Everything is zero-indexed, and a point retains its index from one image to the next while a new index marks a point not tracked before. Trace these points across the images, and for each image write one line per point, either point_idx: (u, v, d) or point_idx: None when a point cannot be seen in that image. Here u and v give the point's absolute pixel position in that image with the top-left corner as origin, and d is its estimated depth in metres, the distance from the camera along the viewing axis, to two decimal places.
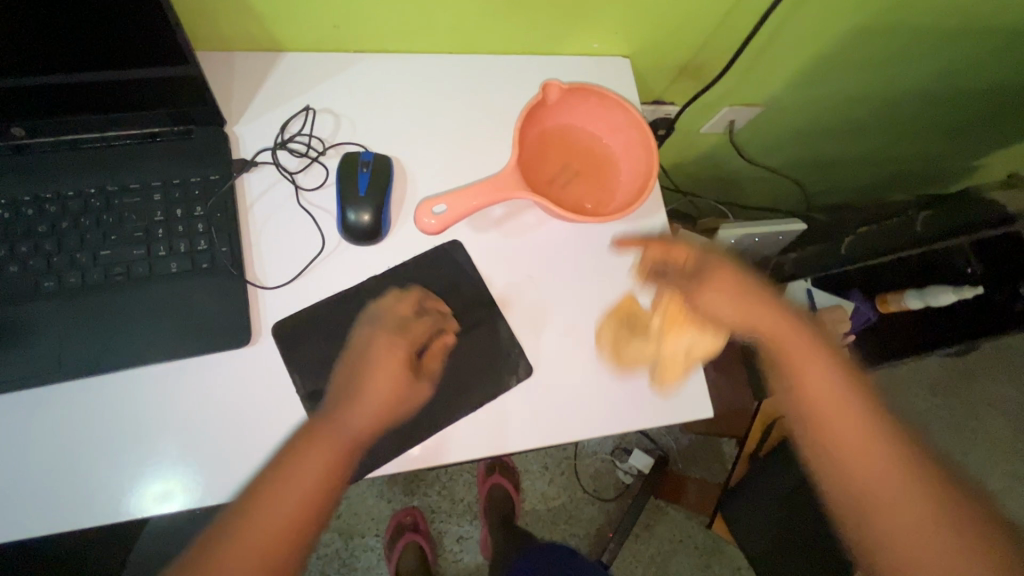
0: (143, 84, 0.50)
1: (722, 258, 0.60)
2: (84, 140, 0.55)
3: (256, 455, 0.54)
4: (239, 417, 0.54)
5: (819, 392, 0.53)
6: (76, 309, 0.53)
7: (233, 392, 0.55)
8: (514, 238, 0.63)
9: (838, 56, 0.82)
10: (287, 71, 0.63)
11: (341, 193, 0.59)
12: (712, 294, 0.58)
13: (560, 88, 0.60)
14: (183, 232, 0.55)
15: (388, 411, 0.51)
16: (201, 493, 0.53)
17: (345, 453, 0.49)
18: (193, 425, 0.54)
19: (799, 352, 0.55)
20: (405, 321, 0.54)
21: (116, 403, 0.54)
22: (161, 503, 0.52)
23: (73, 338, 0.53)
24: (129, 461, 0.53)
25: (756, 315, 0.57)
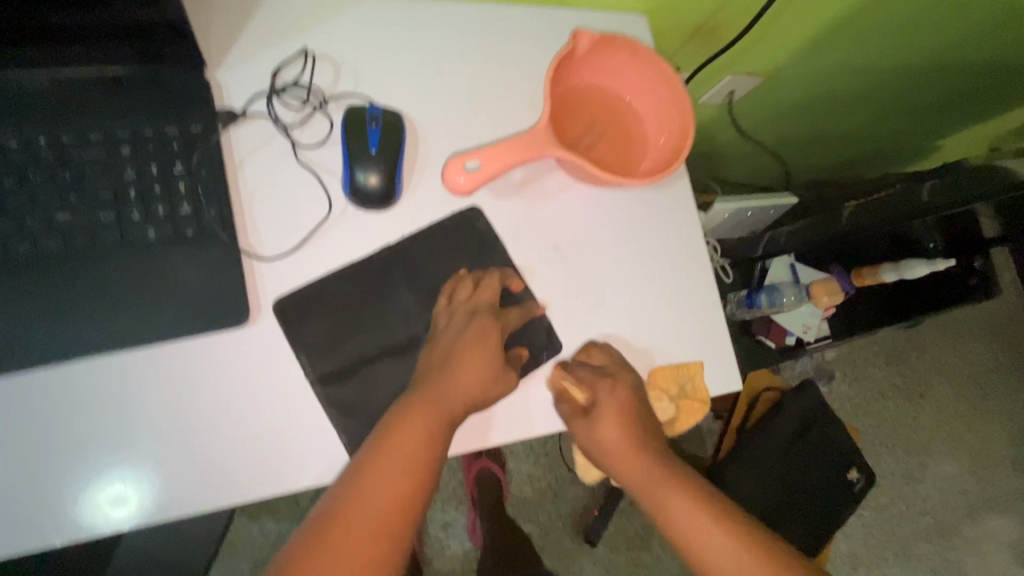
0: (112, 20, 0.42)
1: (611, 383, 0.54)
2: (31, 80, 0.45)
3: (242, 448, 0.47)
4: (219, 406, 0.47)
5: (677, 523, 0.50)
6: (12, 289, 0.43)
7: (210, 390, 0.47)
8: (538, 205, 0.57)
9: (853, 26, 0.77)
10: (276, 10, 0.54)
11: (348, 151, 0.51)
12: (601, 435, 0.54)
13: (590, 38, 0.55)
14: (161, 194, 0.46)
15: (482, 395, 0.49)
16: (162, 502, 0.46)
17: (446, 424, 0.47)
18: (156, 417, 0.46)
19: (652, 489, 0.52)
20: (492, 303, 0.52)
21: (60, 396, 0.45)
22: (115, 506, 0.45)
23: (16, 322, 0.43)
24: (78, 458, 0.45)
25: (629, 457, 0.53)
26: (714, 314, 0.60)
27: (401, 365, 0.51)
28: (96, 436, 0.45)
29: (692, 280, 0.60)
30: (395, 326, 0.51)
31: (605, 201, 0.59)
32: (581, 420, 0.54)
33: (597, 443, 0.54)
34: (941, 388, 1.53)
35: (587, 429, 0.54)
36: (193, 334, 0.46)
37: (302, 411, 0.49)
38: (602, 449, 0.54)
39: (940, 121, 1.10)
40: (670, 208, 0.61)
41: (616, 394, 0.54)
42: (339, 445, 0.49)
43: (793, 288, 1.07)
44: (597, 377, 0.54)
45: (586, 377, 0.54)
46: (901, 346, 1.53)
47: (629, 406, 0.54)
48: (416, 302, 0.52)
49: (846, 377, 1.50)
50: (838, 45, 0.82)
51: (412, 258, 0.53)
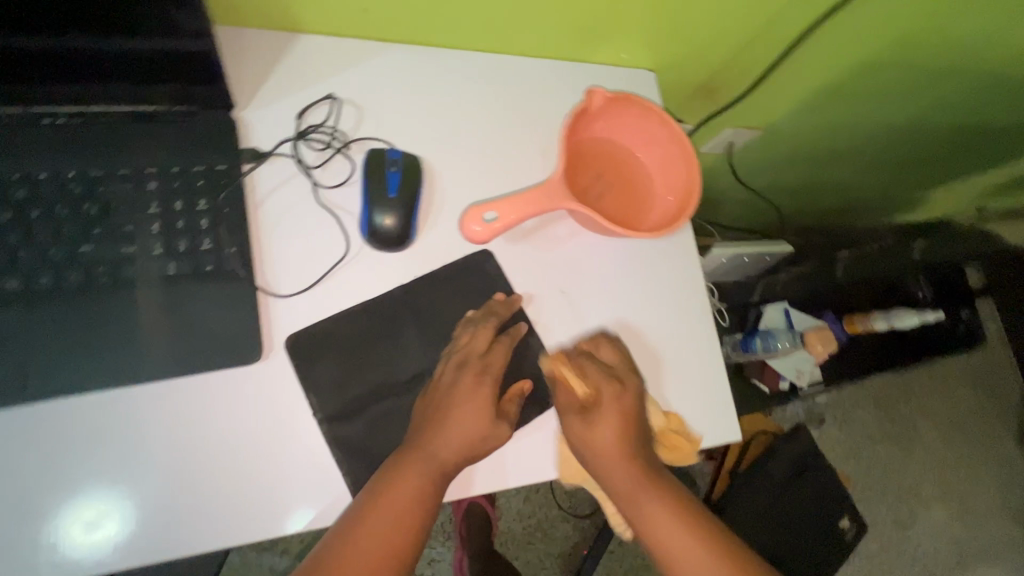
0: (149, 61, 0.44)
1: (619, 383, 0.53)
2: (63, 114, 0.46)
3: (228, 483, 0.47)
4: (206, 436, 0.47)
5: (661, 534, 0.50)
6: (19, 320, 0.43)
7: (198, 426, 0.47)
8: (547, 252, 0.58)
9: (848, 90, 0.81)
10: (304, 55, 0.57)
11: (367, 194, 0.53)
12: (599, 435, 0.51)
13: (605, 95, 0.57)
14: (183, 229, 0.47)
15: (480, 443, 0.49)
16: (137, 530, 0.45)
17: (439, 476, 0.47)
18: (137, 445, 0.46)
19: (639, 499, 0.51)
20: (487, 349, 0.52)
21: (45, 422, 0.45)
22: (88, 533, 0.44)
23: (20, 352, 0.43)
24: (53, 484, 0.44)
25: (621, 464, 0.51)
26: (716, 364, 0.62)
27: (409, 406, 0.51)
28: (68, 470, 0.45)
29: (693, 331, 0.62)
30: (404, 364, 0.52)
31: (612, 250, 0.61)
32: (578, 416, 0.52)
33: (592, 441, 0.51)
34: (929, 436, 1.54)
35: (582, 427, 0.52)
36: (193, 371, 0.46)
37: (304, 450, 0.48)
38: (596, 450, 0.51)
39: (928, 177, 1.15)
40: (674, 260, 0.63)
41: (621, 395, 0.52)
42: (341, 486, 0.49)
43: (787, 334, 1.09)
44: (600, 377, 0.53)
45: (597, 373, 0.53)
46: (891, 393, 1.55)
47: (632, 407, 0.53)
48: (425, 343, 0.53)
49: (836, 422, 1.50)
50: (833, 105, 0.86)
51: (424, 299, 0.54)
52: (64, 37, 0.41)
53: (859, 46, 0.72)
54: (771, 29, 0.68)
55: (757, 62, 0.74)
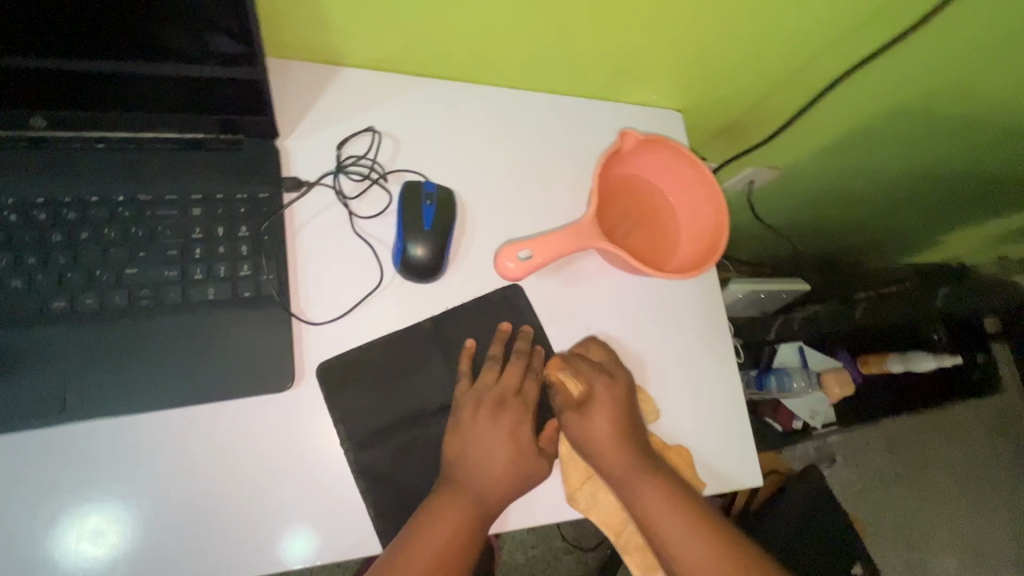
0: (201, 92, 0.45)
1: (609, 377, 0.55)
2: (115, 140, 0.48)
3: (240, 502, 0.47)
4: (224, 454, 0.47)
5: (654, 517, 0.51)
6: (57, 337, 0.44)
7: (209, 446, 0.47)
8: (575, 288, 0.59)
9: (871, 136, 0.83)
10: (346, 87, 0.58)
11: (402, 225, 0.54)
12: (594, 424, 0.53)
13: (637, 137, 0.59)
14: (224, 255, 0.48)
15: (517, 481, 0.50)
16: (142, 544, 0.45)
17: (481, 521, 0.48)
18: (156, 461, 0.46)
19: (633, 481, 0.52)
20: (518, 387, 0.53)
21: (71, 435, 0.45)
22: (93, 542, 0.44)
23: (55, 370, 0.44)
24: (68, 492, 0.44)
25: (618, 451, 0.53)
26: (738, 407, 0.61)
27: (434, 438, 0.51)
28: (75, 483, 0.45)
29: (716, 373, 0.62)
30: (430, 396, 0.52)
31: (639, 287, 0.61)
32: (573, 411, 0.54)
33: (586, 434, 0.53)
34: (942, 481, 1.51)
35: (578, 421, 0.53)
36: (226, 394, 0.47)
37: (328, 480, 0.48)
38: (592, 443, 0.53)
39: (947, 220, 1.15)
40: (699, 300, 0.63)
41: (612, 388, 0.54)
42: (361, 517, 0.48)
43: (803, 373, 1.09)
44: (589, 376, 0.54)
45: (584, 371, 0.54)
46: (905, 435, 1.52)
47: (623, 398, 0.54)
48: (451, 374, 0.53)
49: (848, 463, 1.48)
50: (855, 151, 0.87)
51: (451, 330, 0.54)
52: (125, 61, 0.42)
53: (881, 97, 0.73)
54: (799, 77, 0.70)
55: (783, 106, 0.75)
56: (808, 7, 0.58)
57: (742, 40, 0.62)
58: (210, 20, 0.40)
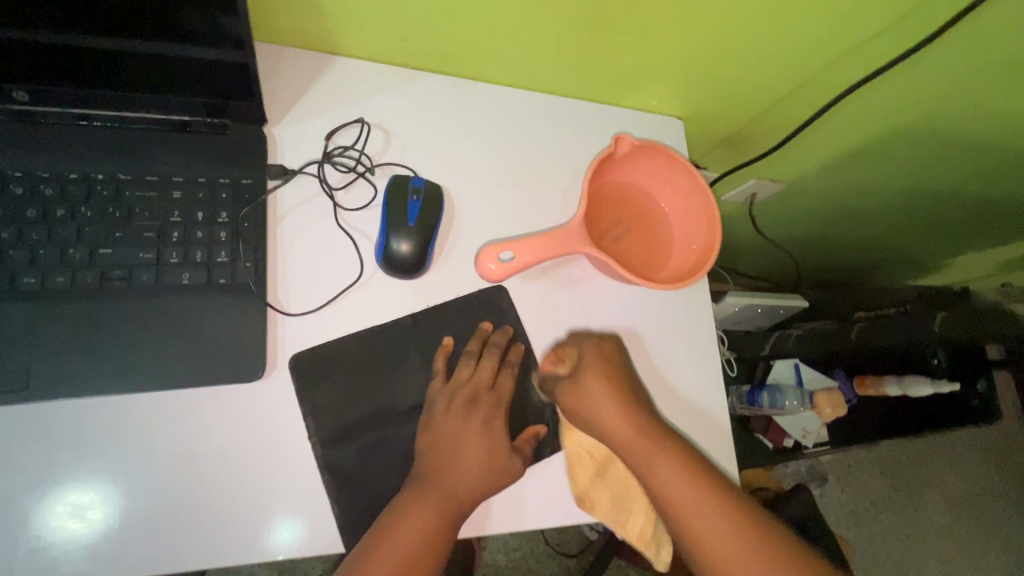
0: (187, 76, 0.45)
1: (602, 350, 0.54)
2: (98, 118, 0.48)
3: (209, 492, 0.46)
4: (194, 441, 0.46)
5: (666, 484, 0.50)
6: (29, 315, 0.44)
7: (174, 431, 0.46)
8: (561, 291, 0.58)
9: (875, 154, 0.81)
10: (340, 77, 0.58)
11: (386, 219, 0.53)
12: (589, 393, 0.52)
13: (631, 142, 0.58)
14: (202, 239, 0.48)
15: (491, 479, 0.49)
16: (113, 530, 0.44)
17: (453, 516, 0.47)
18: (127, 445, 0.45)
19: (642, 450, 0.51)
20: (492, 382, 0.52)
21: (39, 413, 0.44)
22: (71, 518, 0.44)
23: (26, 349, 0.43)
24: (39, 471, 0.44)
25: (620, 416, 0.52)
26: (721, 423, 0.60)
27: (406, 436, 0.50)
28: (44, 463, 0.44)
29: (700, 386, 0.60)
30: (405, 394, 0.51)
31: (626, 295, 0.60)
32: (570, 380, 0.53)
33: (588, 401, 0.52)
34: (933, 507, 1.49)
35: (575, 390, 0.53)
36: (196, 381, 0.46)
37: (295, 474, 0.48)
38: (592, 410, 0.52)
39: (952, 243, 1.13)
40: (687, 312, 0.62)
41: (604, 353, 0.54)
42: (326, 512, 0.48)
43: (796, 393, 1.05)
44: (581, 348, 0.54)
45: (575, 341, 0.55)
46: (899, 460, 1.50)
47: (613, 369, 0.54)
48: (428, 373, 0.52)
49: (839, 483, 1.46)
50: (860, 167, 0.85)
51: (431, 328, 0.54)
52: (105, 39, 0.41)
53: (887, 115, 0.72)
54: (804, 90, 0.69)
55: (787, 119, 0.74)
56: (814, 21, 0.57)
57: (746, 50, 0.61)
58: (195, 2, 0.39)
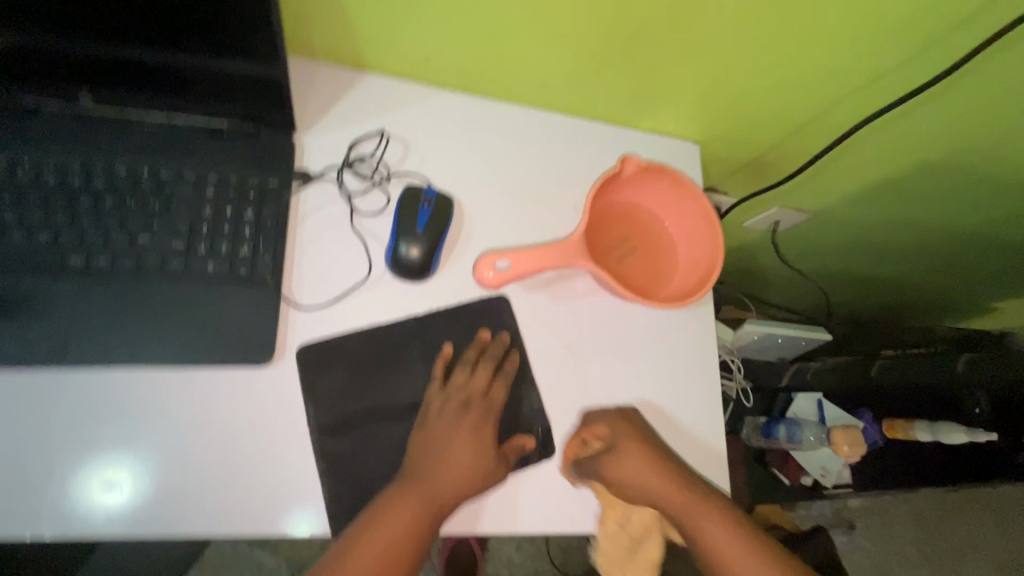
0: (226, 85, 0.50)
1: (631, 422, 0.56)
2: (148, 120, 0.53)
3: (217, 469, 0.49)
4: (207, 420, 0.50)
5: (723, 547, 0.52)
6: (73, 293, 0.49)
7: (191, 409, 0.50)
8: (560, 303, 0.60)
9: (899, 186, 0.80)
10: (367, 91, 0.62)
11: (397, 224, 0.56)
12: (630, 467, 0.54)
13: (638, 164, 0.60)
14: (228, 234, 0.52)
15: (476, 483, 0.51)
16: (138, 504, 0.48)
17: (435, 515, 0.49)
18: (147, 420, 0.49)
19: (687, 511, 0.53)
20: (485, 390, 0.54)
21: (72, 385, 0.49)
22: (106, 488, 0.48)
23: (67, 324, 0.48)
24: (68, 436, 0.48)
25: (664, 483, 0.54)
26: (716, 443, 0.60)
27: (398, 432, 0.53)
28: (71, 429, 0.48)
29: (695, 406, 0.61)
30: (400, 392, 0.54)
31: (625, 312, 0.61)
32: (604, 457, 0.54)
33: (626, 477, 0.54)
34: (970, 566, 1.39)
35: (612, 466, 0.54)
36: (211, 363, 0.50)
37: (294, 456, 0.51)
38: (634, 481, 0.54)
39: (992, 284, 1.08)
40: (688, 331, 0.62)
41: (635, 427, 0.56)
42: (319, 498, 0.50)
43: (816, 428, 1.02)
44: (608, 425, 0.55)
45: (603, 415, 0.56)
46: (933, 511, 1.41)
47: (649, 443, 0.55)
48: (424, 374, 0.55)
49: (866, 531, 1.38)
50: (887, 199, 0.83)
51: (432, 331, 0.56)
52: (159, 49, 0.46)
53: (909, 146, 0.71)
54: (823, 122, 0.69)
55: (807, 148, 0.74)
56: (826, 50, 0.58)
57: (760, 78, 0.62)
58: (239, 18, 0.44)
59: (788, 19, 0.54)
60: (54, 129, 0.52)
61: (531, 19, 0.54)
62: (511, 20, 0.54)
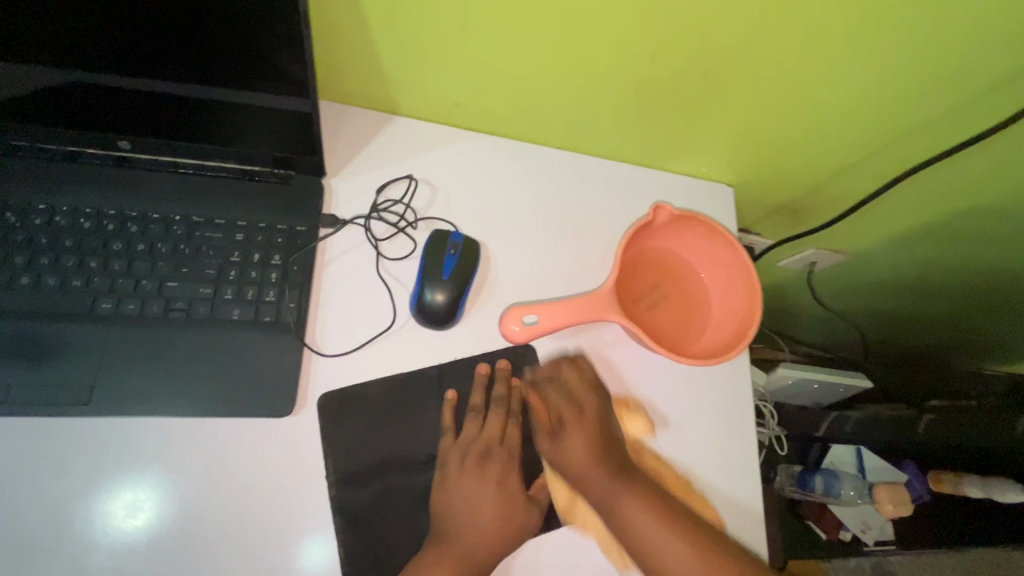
0: (259, 131, 0.51)
1: (583, 404, 0.53)
2: (182, 165, 0.54)
3: (232, 521, 0.48)
4: (223, 469, 0.49)
5: (651, 541, 0.48)
6: (102, 336, 0.49)
7: (207, 456, 0.49)
8: (587, 354, 0.57)
9: (946, 232, 0.75)
10: (397, 134, 0.62)
11: (422, 270, 0.55)
12: (570, 448, 0.51)
13: (671, 212, 0.58)
14: (255, 279, 0.52)
15: (509, 536, 0.50)
16: (149, 549, 0.47)
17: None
18: (164, 465, 0.49)
19: (616, 502, 0.49)
20: (501, 436, 0.53)
21: (88, 429, 0.48)
22: (130, 515, 0.47)
23: (93, 367, 0.48)
24: (83, 482, 0.47)
25: (595, 471, 0.50)
26: (751, 506, 0.57)
27: (417, 488, 0.51)
28: (89, 476, 0.48)
29: (732, 468, 0.57)
30: (422, 445, 0.52)
31: (655, 365, 0.59)
32: (549, 438, 0.53)
33: (564, 461, 0.51)
34: None
35: (556, 445, 0.52)
36: (232, 411, 0.49)
37: (311, 510, 0.49)
38: (569, 464, 0.51)
39: None
40: (721, 387, 0.60)
41: (587, 407, 0.53)
42: (335, 557, 0.48)
43: (854, 481, 0.98)
44: (555, 405, 0.53)
45: (554, 396, 0.54)
46: None
47: (598, 426, 0.52)
48: (447, 429, 0.53)
49: None
50: (936, 243, 0.79)
51: (456, 380, 0.55)
52: (196, 97, 0.48)
53: (962, 193, 0.67)
54: (866, 166, 0.66)
55: (848, 193, 0.71)
56: (871, 96, 0.56)
57: (799, 123, 0.60)
58: (273, 57, 0.44)
59: (832, 64, 0.52)
60: (93, 174, 0.53)
61: (565, 65, 0.54)
62: (544, 65, 0.54)
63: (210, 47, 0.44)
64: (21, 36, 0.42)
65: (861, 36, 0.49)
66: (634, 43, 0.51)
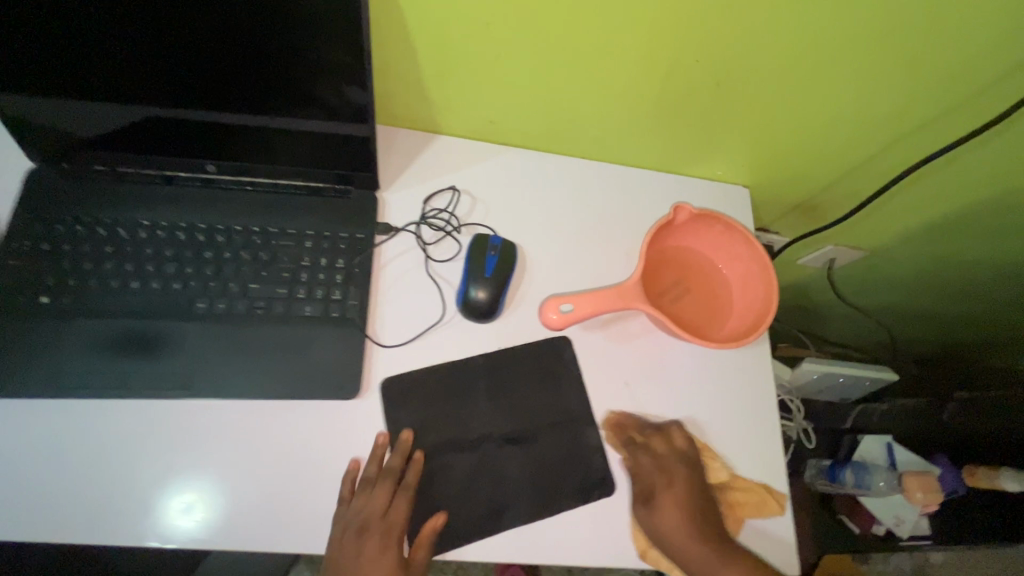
0: (324, 152, 0.58)
1: (669, 473, 0.58)
2: (258, 184, 0.62)
3: (301, 495, 0.55)
4: (292, 449, 0.56)
5: None
6: (195, 332, 0.57)
7: (274, 442, 0.56)
8: (617, 343, 0.63)
9: (959, 224, 0.79)
10: (439, 151, 0.70)
11: (467, 270, 0.62)
12: (667, 522, 0.56)
13: (690, 211, 0.63)
14: (323, 280, 0.60)
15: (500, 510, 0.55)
16: (211, 532, 0.52)
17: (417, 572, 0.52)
18: (236, 452, 0.55)
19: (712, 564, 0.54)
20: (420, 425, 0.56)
21: (162, 427, 0.55)
22: (182, 516, 0.53)
23: (187, 361, 0.56)
24: (160, 475, 0.54)
25: (692, 540, 0.55)
26: (774, 479, 0.61)
27: (467, 463, 0.57)
28: (165, 470, 0.54)
29: (755, 445, 0.62)
30: (471, 425, 0.58)
31: (680, 352, 0.64)
32: (641, 506, 0.57)
33: (659, 532, 0.55)
34: None
35: (648, 517, 0.56)
36: (304, 396, 0.56)
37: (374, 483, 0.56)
38: (665, 537, 0.55)
39: None
40: (742, 371, 0.65)
41: (678, 479, 0.57)
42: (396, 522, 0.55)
43: (885, 472, 0.98)
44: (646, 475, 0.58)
45: (643, 464, 0.58)
46: None
47: (686, 497, 0.57)
48: (494, 411, 0.59)
49: None
50: (951, 235, 0.82)
51: (499, 367, 0.61)
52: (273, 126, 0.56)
53: (971, 185, 0.71)
54: (876, 163, 0.70)
55: (860, 189, 0.75)
56: (873, 98, 0.61)
57: (807, 126, 0.66)
58: (340, 88, 0.52)
59: (835, 71, 0.58)
60: (184, 194, 0.61)
61: (591, 84, 0.60)
62: (572, 85, 0.61)
63: (287, 83, 0.52)
64: (137, 80, 0.51)
65: (858, 48, 0.55)
66: (653, 63, 0.58)
